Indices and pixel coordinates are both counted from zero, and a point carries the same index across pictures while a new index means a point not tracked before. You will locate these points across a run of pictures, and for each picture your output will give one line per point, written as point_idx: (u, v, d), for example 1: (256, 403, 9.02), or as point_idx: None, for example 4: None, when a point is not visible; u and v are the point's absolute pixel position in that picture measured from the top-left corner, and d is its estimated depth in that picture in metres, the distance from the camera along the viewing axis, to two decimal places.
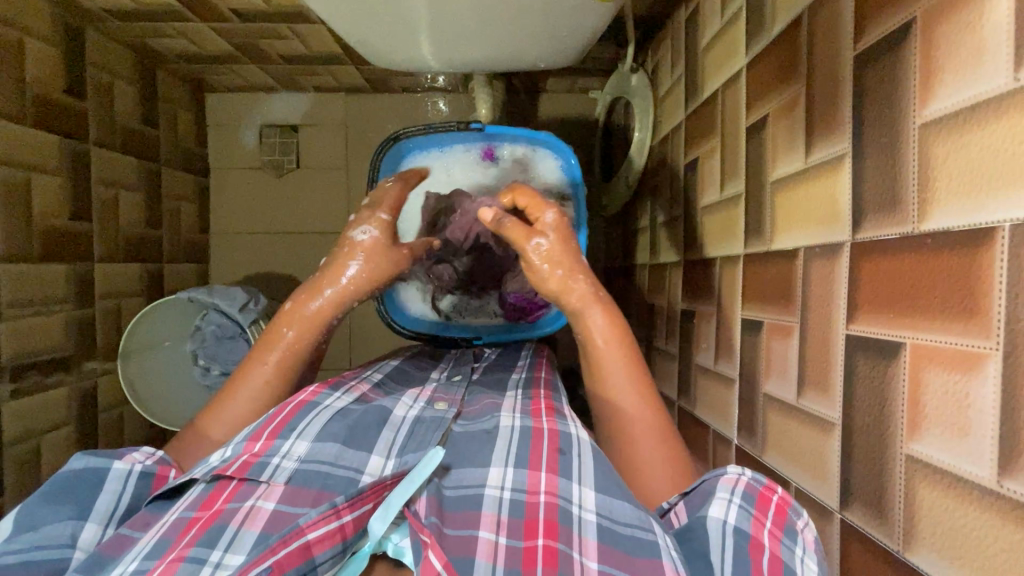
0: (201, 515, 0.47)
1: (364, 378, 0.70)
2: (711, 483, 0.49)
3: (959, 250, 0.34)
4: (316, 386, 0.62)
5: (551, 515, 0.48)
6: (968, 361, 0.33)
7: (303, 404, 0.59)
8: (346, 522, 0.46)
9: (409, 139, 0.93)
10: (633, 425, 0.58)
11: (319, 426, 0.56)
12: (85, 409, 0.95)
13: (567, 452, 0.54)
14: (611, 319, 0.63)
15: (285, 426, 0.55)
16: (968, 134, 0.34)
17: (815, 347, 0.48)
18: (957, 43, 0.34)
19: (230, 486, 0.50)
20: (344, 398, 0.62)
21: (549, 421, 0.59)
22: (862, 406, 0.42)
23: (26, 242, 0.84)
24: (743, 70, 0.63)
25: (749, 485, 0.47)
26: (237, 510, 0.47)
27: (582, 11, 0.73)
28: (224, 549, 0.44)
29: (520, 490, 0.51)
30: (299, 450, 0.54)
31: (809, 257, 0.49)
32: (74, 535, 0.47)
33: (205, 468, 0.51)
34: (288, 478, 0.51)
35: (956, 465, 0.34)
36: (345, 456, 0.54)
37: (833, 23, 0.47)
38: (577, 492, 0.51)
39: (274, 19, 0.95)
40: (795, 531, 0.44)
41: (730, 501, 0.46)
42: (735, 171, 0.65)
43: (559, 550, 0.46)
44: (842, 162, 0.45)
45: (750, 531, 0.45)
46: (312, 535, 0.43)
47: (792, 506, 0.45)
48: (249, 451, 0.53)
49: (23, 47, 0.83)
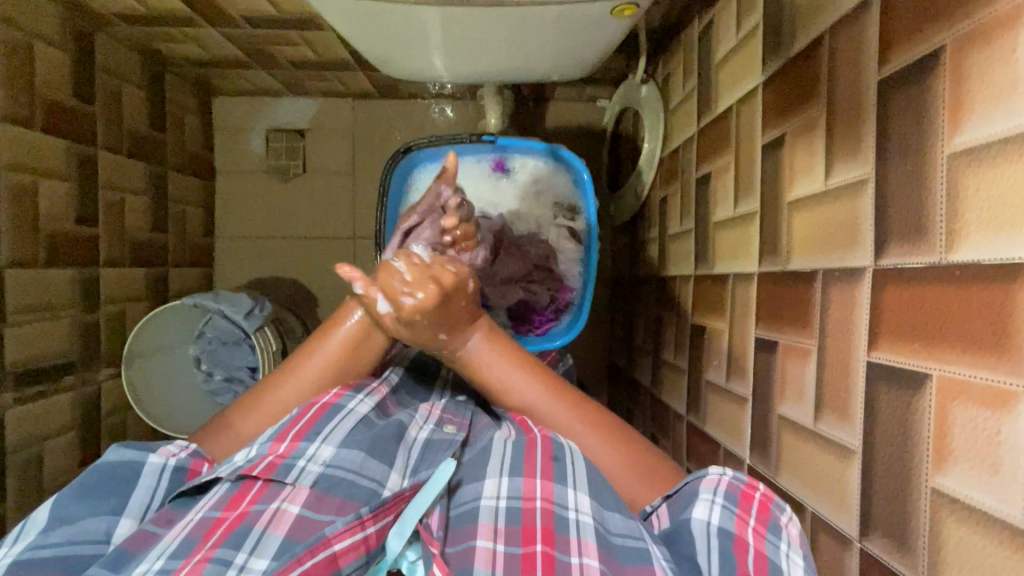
0: (225, 515, 0.46)
1: (383, 380, 0.66)
2: (692, 485, 0.49)
3: (991, 284, 0.33)
4: (338, 388, 0.58)
5: (546, 522, 0.48)
6: (999, 398, 0.33)
7: (328, 407, 0.55)
8: (370, 533, 0.45)
9: (419, 151, 0.92)
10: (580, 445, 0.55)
11: (344, 432, 0.54)
12: (88, 415, 0.94)
13: (561, 459, 0.52)
14: (491, 341, 0.57)
15: (310, 428, 0.53)
16: (999, 167, 0.33)
17: (833, 372, 0.47)
18: (988, 77, 0.34)
19: (256, 486, 0.49)
20: (367, 402, 0.58)
21: (542, 428, 0.55)
22: (882, 434, 0.42)
23: (33, 248, 0.83)
24: (758, 88, 0.63)
25: (731, 485, 0.47)
26: (263, 512, 0.46)
27: (597, 26, 0.72)
28: (249, 552, 0.44)
29: (516, 498, 0.50)
30: (325, 454, 0.51)
31: (827, 282, 0.49)
32: (109, 531, 0.47)
33: (229, 467, 0.50)
34: (313, 482, 0.49)
35: (983, 501, 0.34)
36: (368, 465, 0.52)
37: (856, 48, 0.46)
38: (573, 497, 0.49)
39: (284, 26, 0.95)
40: (779, 527, 0.45)
41: (712, 502, 0.46)
42: (751, 188, 0.64)
43: (556, 557, 0.45)
44: (864, 186, 0.44)
45: (735, 530, 0.45)
46: (338, 546, 0.43)
47: (774, 503, 0.46)
48: (274, 452, 0.51)
49: (32, 53, 0.82)
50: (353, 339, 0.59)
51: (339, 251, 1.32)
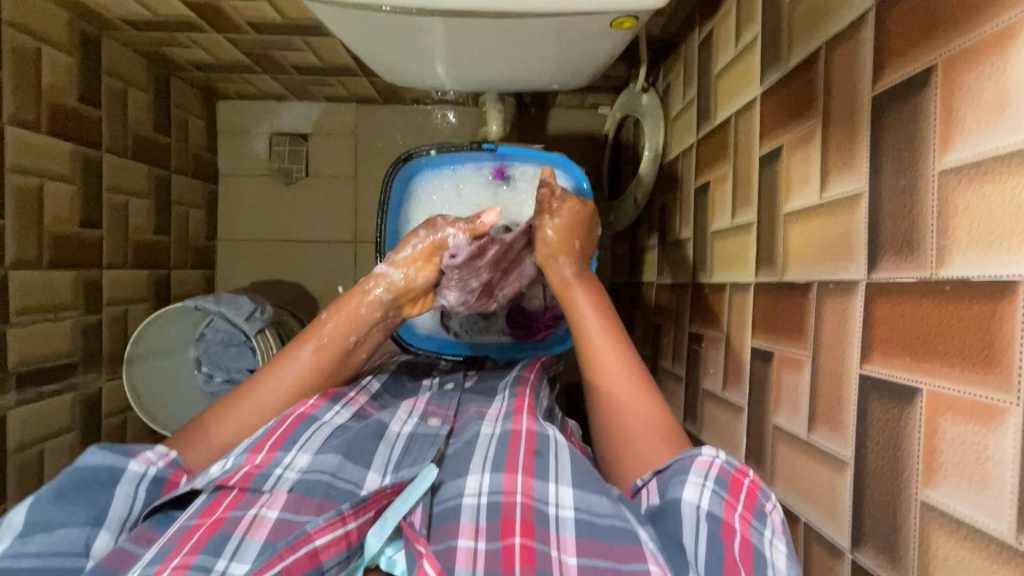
0: (201, 522, 0.46)
1: (362, 387, 0.68)
2: (685, 462, 0.48)
3: (979, 301, 0.34)
4: (315, 398, 0.60)
5: (527, 516, 0.47)
6: (986, 414, 0.33)
7: (303, 417, 0.57)
8: (351, 528, 0.45)
9: (420, 159, 0.94)
10: (600, 360, 0.61)
11: (320, 440, 0.55)
12: (89, 416, 0.95)
13: (544, 454, 0.53)
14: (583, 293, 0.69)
15: (287, 438, 0.54)
16: (988, 185, 0.34)
17: (828, 383, 0.48)
18: (978, 96, 0.35)
19: (231, 495, 0.49)
20: (343, 413, 0.61)
21: (527, 421, 0.57)
22: (875, 447, 0.42)
23: (37, 249, 0.84)
24: (756, 100, 0.64)
25: (722, 469, 0.47)
26: (241, 518, 0.46)
27: (597, 38, 0.73)
28: (230, 558, 0.43)
29: (497, 493, 0.49)
30: (301, 461, 0.53)
31: (822, 294, 0.49)
32: (87, 543, 0.47)
33: (205, 480, 0.51)
34: (291, 487, 0.49)
35: (971, 516, 0.34)
36: (346, 467, 0.53)
37: (851, 63, 0.47)
38: (553, 491, 0.49)
39: (288, 32, 0.96)
40: (764, 514, 0.45)
41: (703, 485, 0.46)
42: (748, 199, 0.65)
43: (537, 549, 0.44)
44: (858, 201, 0.45)
45: (723, 515, 0.44)
46: (320, 541, 0.43)
47: (761, 489, 0.46)
48: (250, 463, 0.52)
49: (39, 56, 0.84)
50: (328, 351, 0.65)
51: (340, 255, 1.33)
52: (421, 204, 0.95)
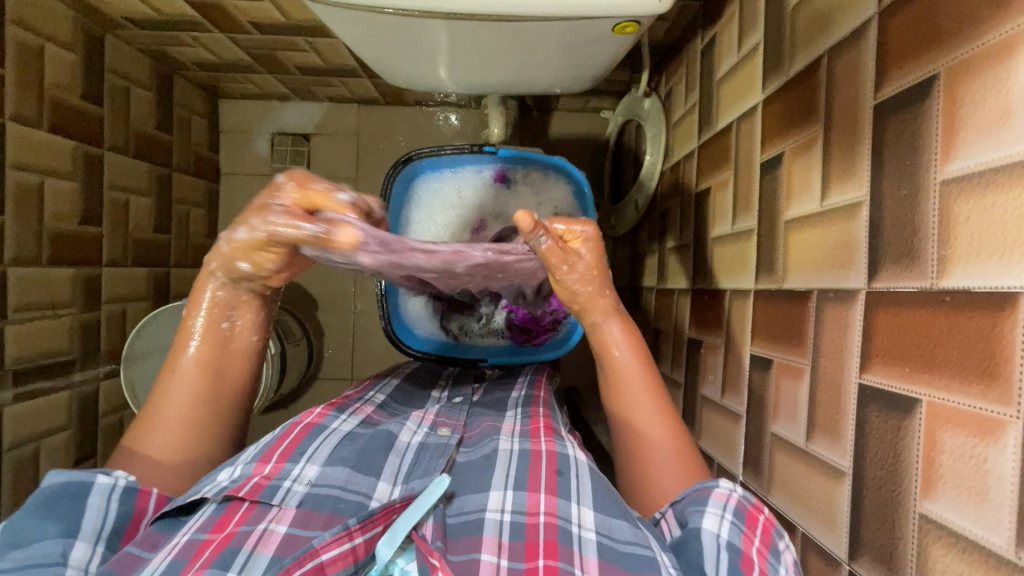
0: (212, 537, 0.44)
1: (366, 399, 0.68)
2: (700, 493, 0.47)
3: (979, 311, 0.34)
4: (322, 407, 0.61)
5: (550, 536, 0.46)
6: (987, 427, 0.33)
7: (311, 426, 0.57)
8: (358, 543, 0.43)
9: (419, 160, 0.93)
10: (638, 418, 0.57)
11: (329, 449, 0.55)
12: (85, 414, 0.94)
13: (565, 473, 0.52)
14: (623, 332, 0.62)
15: (294, 449, 0.53)
16: (991, 196, 0.34)
17: (826, 393, 0.47)
18: (980, 105, 0.35)
19: (242, 508, 0.47)
20: (349, 421, 0.61)
21: (547, 442, 0.57)
22: (873, 458, 0.42)
23: (36, 247, 0.84)
24: (759, 106, 0.63)
25: (739, 502, 0.46)
26: (250, 533, 0.44)
27: (599, 42, 0.73)
28: (239, 572, 0.41)
29: (520, 513, 0.48)
30: (310, 473, 0.51)
31: (822, 302, 0.49)
32: (64, 553, 0.43)
33: (214, 488, 0.48)
34: (299, 502, 0.48)
35: (973, 531, 0.34)
36: (354, 479, 0.52)
37: (853, 72, 0.47)
38: (576, 512, 0.48)
39: (291, 33, 0.96)
40: (778, 551, 0.44)
41: (721, 516, 0.44)
42: (749, 206, 0.65)
43: (560, 568, 0.43)
44: (859, 209, 0.45)
45: (742, 546, 0.43)
46: (325, 556, 0.41)
47: (775, 527, 0.45)
48: (260, 472, 0.50)
49: (43, 53, 0.84)
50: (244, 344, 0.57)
51: None
52: (422, 205, 0.95)
